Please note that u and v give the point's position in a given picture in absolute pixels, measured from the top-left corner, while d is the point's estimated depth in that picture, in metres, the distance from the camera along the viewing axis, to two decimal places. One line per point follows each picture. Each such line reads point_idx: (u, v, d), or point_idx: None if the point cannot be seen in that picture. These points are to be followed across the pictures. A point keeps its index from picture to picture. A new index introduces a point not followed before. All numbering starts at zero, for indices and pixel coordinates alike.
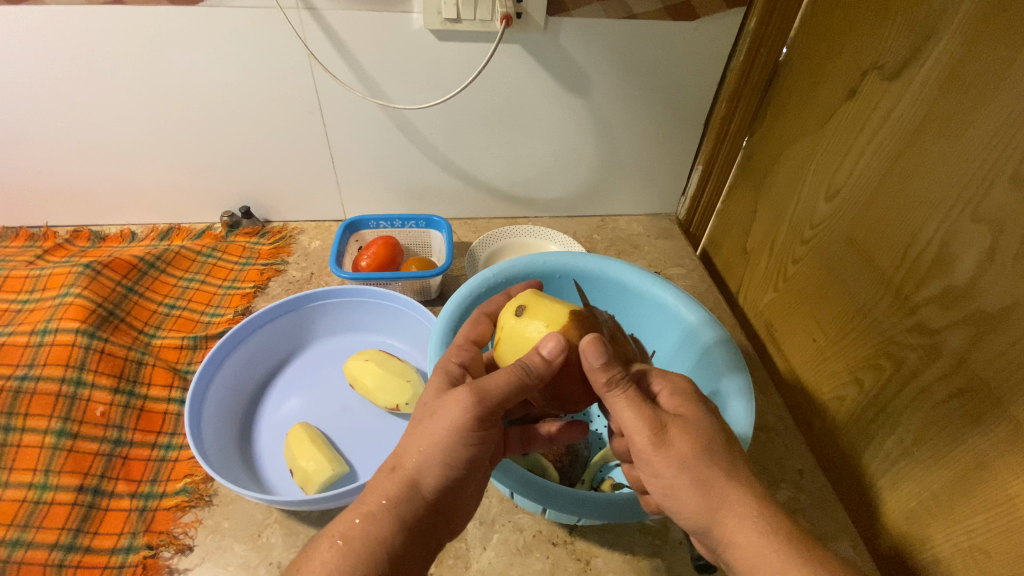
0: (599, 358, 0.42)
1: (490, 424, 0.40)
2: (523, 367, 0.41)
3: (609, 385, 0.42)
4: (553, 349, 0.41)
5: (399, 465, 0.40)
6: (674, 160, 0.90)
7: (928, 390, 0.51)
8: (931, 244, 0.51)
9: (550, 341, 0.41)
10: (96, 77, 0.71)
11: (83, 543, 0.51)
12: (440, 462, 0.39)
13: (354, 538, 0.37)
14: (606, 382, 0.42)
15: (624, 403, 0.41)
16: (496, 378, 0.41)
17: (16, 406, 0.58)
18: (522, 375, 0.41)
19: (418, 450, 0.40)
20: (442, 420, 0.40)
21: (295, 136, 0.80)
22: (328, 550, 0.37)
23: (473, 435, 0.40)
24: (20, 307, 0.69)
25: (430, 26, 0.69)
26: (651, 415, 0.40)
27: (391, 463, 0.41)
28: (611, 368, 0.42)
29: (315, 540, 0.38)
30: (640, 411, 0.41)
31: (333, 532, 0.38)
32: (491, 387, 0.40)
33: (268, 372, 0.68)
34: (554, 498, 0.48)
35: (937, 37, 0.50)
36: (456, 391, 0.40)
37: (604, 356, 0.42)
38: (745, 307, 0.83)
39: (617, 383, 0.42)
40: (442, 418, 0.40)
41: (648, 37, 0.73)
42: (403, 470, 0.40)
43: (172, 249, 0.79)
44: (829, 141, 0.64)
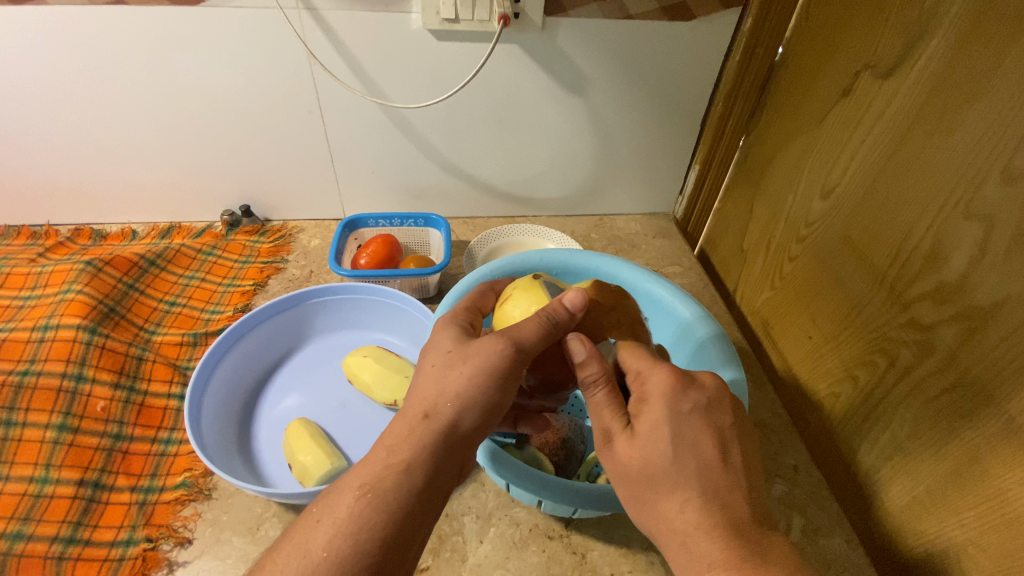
0: (580, 355, 0.44)
1: (518, 369, 0.42)
2: (548, 316, 0.43)
3: (585, 383, 0.44)
4: (576, 301, 0.44)
5: (432, 410, 0.40)
6: (672, 159, 0.91)
7: (922, 385, 0.52)
8: (923, 241, 0.51)
9: (574, 294, 0.44)
10: (98, 78, 0.72)
11: (83, 536, 0.52)
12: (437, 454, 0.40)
13: (381, 488, 0.37)
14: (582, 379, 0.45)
15: (602, 401, 0.43)
16: (527, 329, 0.42)
17: (17, 401, 0.59)
18: (549, 324, 0.43)
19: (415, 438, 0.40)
20: (441, 410, 0.40)
21: (296, 135, 0.80)
22: (351, 500, 0.37)
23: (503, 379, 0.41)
24: (22, 304, 0.70)
25: (429, 26, 0.69)
26: (612, 420, 0.42)
27: (421, 410, 0.40)
28: (587, 367, 0.44)
29: (336, 490, 0.38)
30: (608, 411, 0.42)
31: (357, 483, 0.38)
32: (525, 339, 0.42)
33: (267, 368, 0.68)
34: (548, 486, 0.49)
35: (929, 36, 0.50)
36: (459, 380, 0.41)
37: (581, 355, 0.44)
38: (742, 305, 0.84)
39: (594, 379, 0.43)
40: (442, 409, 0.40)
41: (644, 38, 0.74)
42: (436, 417, 0.40)
43: (173, 246, 0.80)
44: (823, 140, 0.65)
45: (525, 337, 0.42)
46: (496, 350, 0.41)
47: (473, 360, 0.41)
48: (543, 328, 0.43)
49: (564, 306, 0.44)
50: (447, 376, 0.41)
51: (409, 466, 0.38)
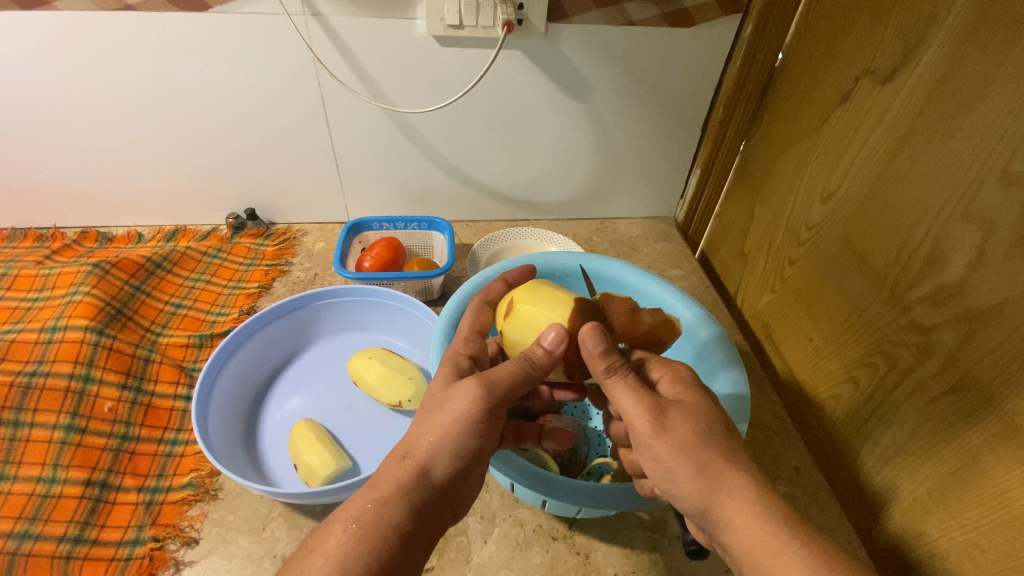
0: (599, 345, 0.43)
1: (496, 412, 0.42)
2: (527, 361, 0.44)
3: (608, 371, 0.43)
4: (554, 341, 0.44)
5: (410, 452, 0.42)
6: (673, 164, 0.92)
7: (923, 387, 0.52)
8: (923, 243, 0.52)
9: (551, 334, 0.44)
10: (106, 82, 0.73)
11: (91, 536, 0.52)
12: (429, 462, 0.41)
13: (366, 522, 0.38)
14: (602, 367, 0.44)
15: (626, 388, 0.43)
16: (503, 371, 0.43)
17: (25, 402, 0.59)
18: (525, 367, 0.44)
19: (414, 446, 0.42)
20: (432, 422, 0.42)
21: (301, 139, 0.81)
22: (339, 534, 0.38)
23: (480, 426, 0.42)
24: (30, 306, 0.70)
25: (433, 32, 0.70)
26: (654, 398, 0.42)
27: (401, 451, 0.42)
28: (610, 355, 0.43)
29: (327, 524, 0.39)
30: (643, 395, 0.42)
31: (345, 517, 0.39)
32: (499, 380, 0.42)
33: (273, 370, 0.69)
34: (553, 488, 0.49)
35: (927, 42, 0.51)
36: (452, 393, 0.42)
37: (603, 343, 0.44)
38: (743, 308, 0.84)
39: (615, 370, 0.43)
40: (432, 420, 0.42)
41: (646, 44, 0.75)
42: (413, 459, 0.41)
43: (179, 249, 0.80)
44: (824, 144, 0.65)
45: (506, 379, 0.43)
46: (468, 396, 0.41)
47: (448, 407, 0.41)
48: (520, 370, 0.43)
49: (543, 347, 0.44)
50: (427, 421, 0.42)
51: (390, 501, 0.40)
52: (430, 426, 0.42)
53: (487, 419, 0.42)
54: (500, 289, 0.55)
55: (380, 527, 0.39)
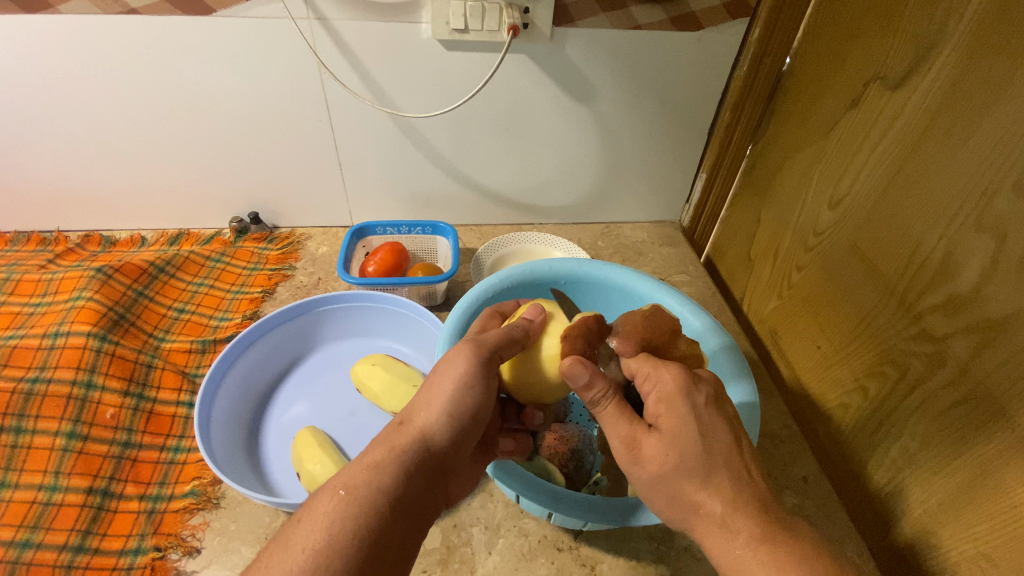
0: (582, 378, 0.44)
1: (487, 374, 0.46)
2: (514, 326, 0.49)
3: (593, 402, 0.44)
4: (533, 311, 0.51)
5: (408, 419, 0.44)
6: (679, 168, 0.91)
7: (934, 398, 0.51)
8: (935, 252, 0.51)
9: (531, 307, 0.52)
10: (110, 85, 0.72)
11: (92, 545, 0.52)
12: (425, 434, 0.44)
13: (357, 487, 0.39)
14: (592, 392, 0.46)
15: (612, 414, 0.43)
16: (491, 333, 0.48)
17: (26, 408, 0.59)
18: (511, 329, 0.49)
19: (412, 414, 0.45)
20: (429, 390, 0.45)
21: (306, 143, 0.81)
22: (329, 500, 0.38)
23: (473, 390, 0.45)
24: (32, 311, 0.70)
25: (438, 36, 0.70)
26: (634, 428, 0.42)
27: (398, 419, 0.45)
28: (594, 387, 0.44)
29: (316, 493, 0.39)
30: (624, 422, 0.43)
31: (335, 484, 0.39)
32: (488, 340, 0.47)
33: (275, 376, 0.68)
34: (562, 501, 0.48)
35: (938, 49, 0.50)
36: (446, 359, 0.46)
37: (585, 377, 0.44)
38: (749, 314, 0.83)
39: (603, 396, 0.43)
40: (429, 389, 0.45)
41: (652, 47, 0.75)
42: (411, 424, 0.44)
43: (182, 253, 0.80)
44: (832, 149, 0.65)
45: (497, 338, 0.47)
46: (464, 359, 0.45)
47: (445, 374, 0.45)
48: (506, 331, 0.48)
49: (527, 318, 0.51)
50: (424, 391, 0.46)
51: (382, 465, 0.41)
52: (427, 394, 0.45)
53: (484, 376, 0.46)
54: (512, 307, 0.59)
55: (370, 491, 0.39)
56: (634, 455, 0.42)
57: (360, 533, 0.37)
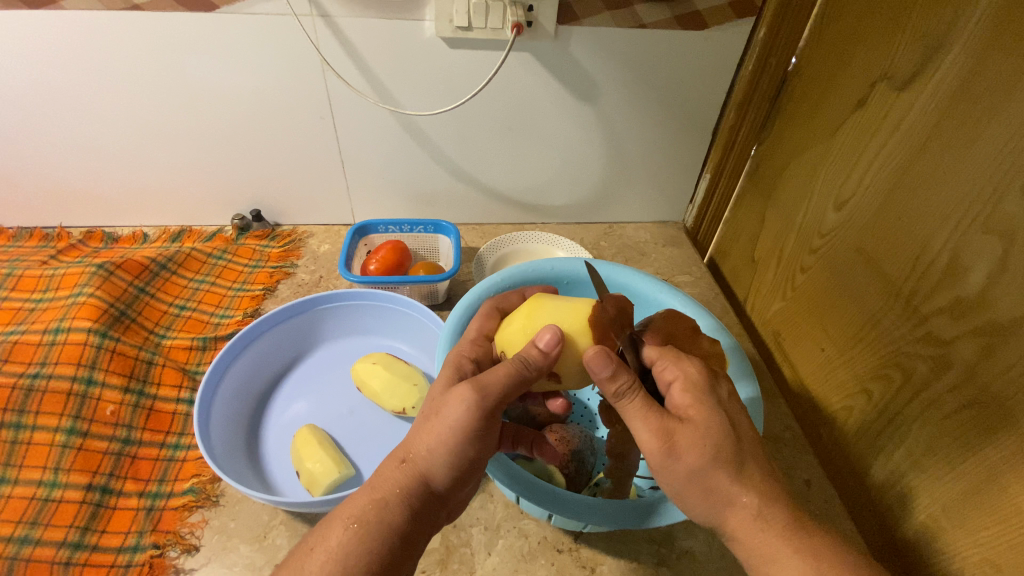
0: (606, 369, 0.42)
1: (491, 419, 0.41)
2: (522, 361, 0.43)
3: (617, 394, 0.42)
4: (548, 341, 0.44)
5: (409, 457, 0.41)
6: (683, 168, 0.90)
7: (939, 402, 0.51)
8: (941, 255, 0.50)
9: (545, 334, 0.44)
10: (113, 82, 0.72)
11: (90, 542, 0.51)
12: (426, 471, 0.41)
13: (368, 521, 0.39)
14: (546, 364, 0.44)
15: (638, 409, 0.41)
16: (497, 372, 0.42)
17: (27, 404, 0.59)
18: (520, 367, 0.43)
19: (412, 451, 0.41)
20: (428, 428, 0.41)
21: (308, 141, 0.81)
22: (341, 531, 0.39)
23: (475, 436, 0.41)
24: (34, 307, 0.70)
25: (441, 34, 0.69)
26: (664, 421, 0.40)
27: (400, 455, 0.42)
28: (618, 379, 0.42)
29: (328, 521, 0.40)
30: (652, 417, 0.41)
31: (346, 516, 0.40)
32: (492, 384, 0.41)
33: (276, 374, 0.68)
34: (570, 509, 0.48)
35: (945, 49, 0.50)
36: (447, 399, 0.41)
37: (609, 367, 0.42)
38: (753, 315, 0.83)
39: (628, 389, 0.42)
40: (429, 427, 0.41)
41: (657, 46, 0.74)
42: (411, 463, 0.41)
43: (184, 250, 0.80)
44: (838, 150, 0.64)
45: (502, 380, 0.42)
46: (462, 404, 0.40)
47: (444, 413, 0.41)
48: (513, 371, 0.42)
49: (538, 347, 0.44)
50: (422, 426, 0.42)
51: (390, 503, 0.40)
52: (427, 433, 0.41)
53: (486, 424, 0.41)
54: (514, 301, 0.56)
55: (381, 526, 0.39)
56: (671, 449, 0.40)
57: (368, 562, 0.38)
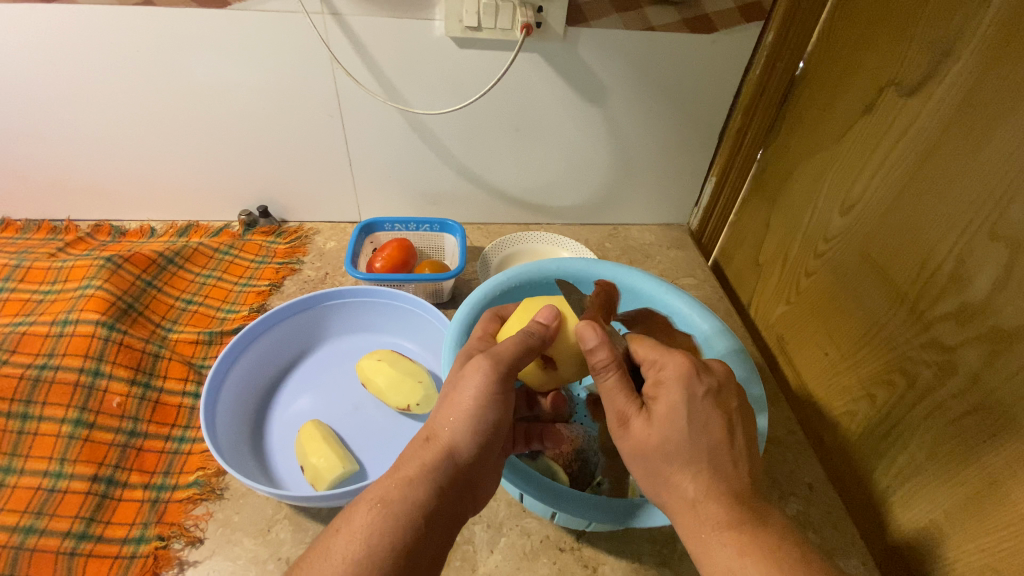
0: (589, 342, 0.46)
1: (506, 385, 0.45)
2: (527, 333, 0.48)
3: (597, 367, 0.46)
4: (547, 315, 0.50)
5: (433, 433, 0.44)
6: (689, 171, 0.91)
7: (943, 407, 0.51)
8: (947, 260, 0.50)
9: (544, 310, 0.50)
10: (124, 77, 0.73)
11: (95, 533, 0.52)
12: (451, 447, 0.43)
13: (393, 499, 0.39)
14: (551, 336, 0.49)
15: (613, 386, 0.45)
16: (506, 343, 0.47)
17: (34, 395, 0.59)
18: (527, 336, 0.47)
19: (435, 427, 0.44)
20: (449, 404, 0.44)
21: (316, 138, 0.81)
22: (366, 511, 0.38)
23: (494, 403, 0.44)
24: (42, 299, 0.70)
25: (451, 33, 0.70)
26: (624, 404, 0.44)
27: (424, 434, 0.44)
28: (599, 353, 0.45)
29: (354, 505, 0.39)
30: (619, 397, 0.44)
31: (371, 497, 0.39)
32: (503, 351, 0.46)
33: (281, 369, 0.68)
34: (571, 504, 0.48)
35: (955, 55, 0.50)
36: (464, 374, 0.45)
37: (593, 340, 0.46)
38: (756, 319, 0.83)
39: (604, 366, 0.45)
40: (449, 403, 0.45)
41: (665, 49, 0.74)
42: (436, 439, 0.43)
43: (191, 244, 0.80)
44: (844, 155, 0.64)
45: (512, 347, 0.46)
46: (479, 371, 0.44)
47: (464, 386, 0.44)
48: (521, 340, 0.47)
49: (539, 321, 0.49)
50: (443, 405, 0.45)
51: (415, 480, 0.40)
52: (448, 409, 0.44)
53: (503, 388, 0.45)
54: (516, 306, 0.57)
55: (408, 503, 0.39)
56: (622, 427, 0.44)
57: (396, 540, 0.37)
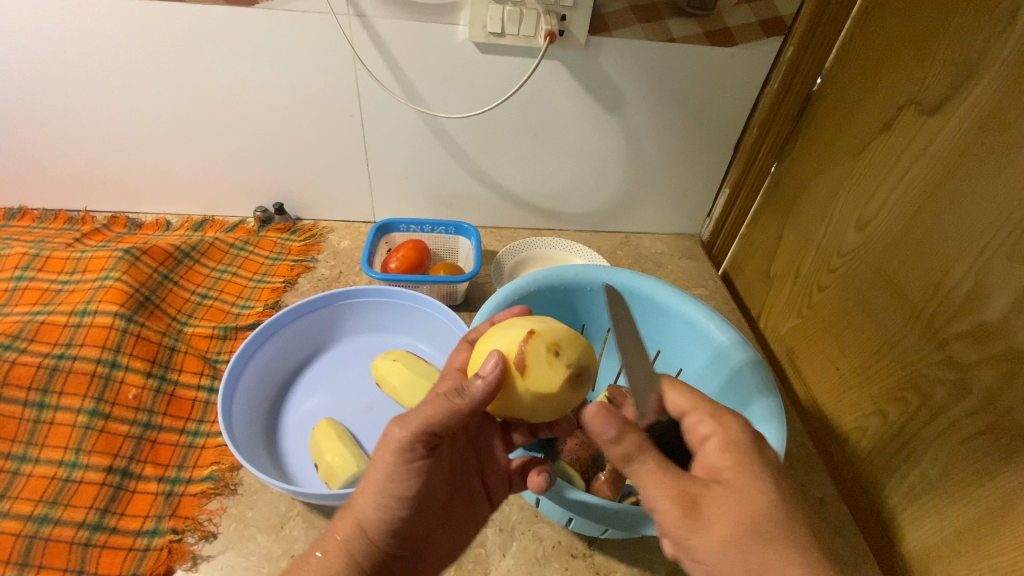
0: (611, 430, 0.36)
1: (431, 452, 0.41)
2: (457, 391, 0.40)
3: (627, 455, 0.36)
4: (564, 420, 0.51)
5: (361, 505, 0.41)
6: (703, 182, 0.91)
7: (957, 425, 0.51)
8: (964, 279, 0.51)
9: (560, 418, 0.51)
10: (149, 72, 0.74)
11: (109, 524, 0.52)
12: (376, 521, 0.41)
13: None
14: (480, 396, 0.40)
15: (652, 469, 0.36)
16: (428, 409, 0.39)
17: (51, 384, 0.59)
18: (455, 402, 0.39)
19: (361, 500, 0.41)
20: (374, 476, 0.41)
21: (334, 137, 0.81)
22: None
23: (418, 476, 0.41)
24: (61, 288, 0.70)
25: (474, 39, 0.71)
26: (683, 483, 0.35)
27: (354, 509, 0.41)
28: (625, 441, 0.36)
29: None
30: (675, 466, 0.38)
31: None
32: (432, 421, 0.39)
33: (295, 367, 0.68)
34: (564, 497, 0.48)
35: (977, 77, 0.51)
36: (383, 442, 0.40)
37: (614, 429, 0.36)
38: (766, 332, 0.83)
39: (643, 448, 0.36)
40: (373, 474, 0.41)
41: (685, 60, 0.75)
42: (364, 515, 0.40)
43: (207, 239, 0.80)
44: (861, 172, 0.65)
45: (437, 413, 0.39)
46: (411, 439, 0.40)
47: (385, 458, 0.40)
48: (446, 407, 0.39)
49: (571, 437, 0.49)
50: (370, 474, 0.41)
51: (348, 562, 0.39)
52: (374, 478, 0.41)
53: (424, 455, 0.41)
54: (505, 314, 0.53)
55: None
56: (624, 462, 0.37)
57: None
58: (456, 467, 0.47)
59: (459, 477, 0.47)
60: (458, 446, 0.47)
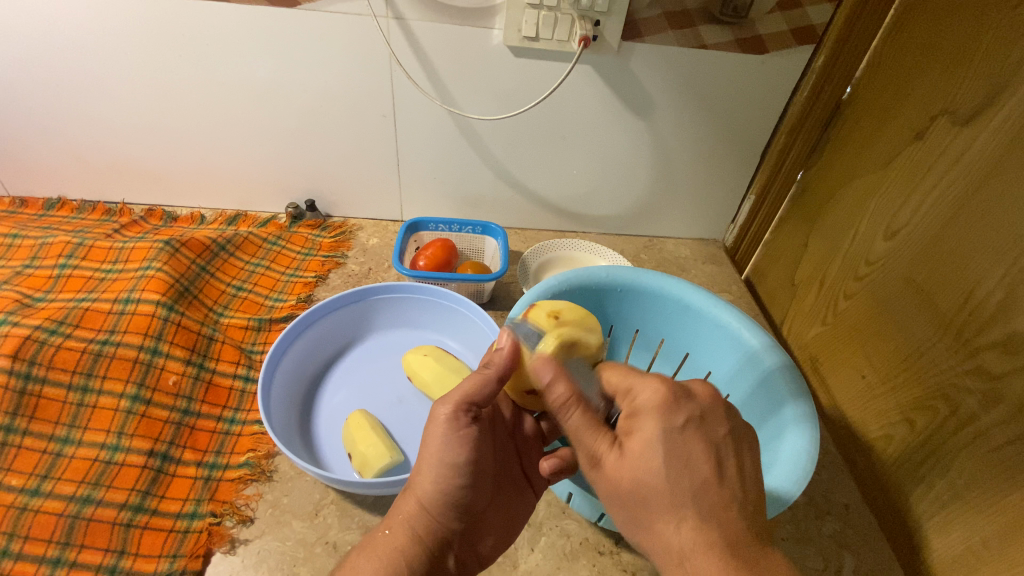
0: (546, 376, 0.43)
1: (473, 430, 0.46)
2: (487, 361, 0.47)
3: (561, 404, 0.42)
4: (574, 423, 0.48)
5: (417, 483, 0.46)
6: (728, 187, 0.92)
7: (987, 435, 0.51)
8: (996, 290, 0.51)
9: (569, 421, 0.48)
10: (193, 70, 0.76)
11: (150, 506, 0.54)
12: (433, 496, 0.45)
13: (392, 544, 0.44)
14: (504, 363, 0.46)
15: (579, 423, 0.41)
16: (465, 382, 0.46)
17: (95, 368, 0.61)
18: (486, 372, 0.46)
19: (416, 478, 0.46)
20: (427, 459, 0.46)
21: (367, 137, 0.83)
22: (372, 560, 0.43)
23: (466, 452, 0.45)
24: (104, 277, 0.72)
25: (509, 42, 0.72)
26: (595, 441, 0.40)
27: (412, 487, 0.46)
28: (555, 389, 0.42)
29: (358, 552, 0.44)
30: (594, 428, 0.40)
31: (373, 548, 0.44)
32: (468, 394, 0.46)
33: (328, 359, 0.70)
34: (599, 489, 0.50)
35: (1011, 88, 0.51)
36: (430, 426, 0.46)
37: (546, 377, 0.43)
38: (790, 339, 0.83)
39: (565, 402, 0.42)
40: (427, 457, 0.46)
41: (715, 66, 0.76)
42: (420, 490, 0.45)
43: (242, 233, 0.82)
44: (891, 181, 0.65)
45: (472, 386, 0.46)
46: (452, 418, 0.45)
47: (433, 440, 0.46)
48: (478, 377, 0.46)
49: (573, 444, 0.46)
50: (424, 456, 0.46)
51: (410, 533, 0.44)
52: (426, 460, 0.46)
53: (469, 432, 0.46)
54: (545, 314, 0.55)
55: (404, 550, 0.44)
56: (596, 470, 0.40)
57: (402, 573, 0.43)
58: (502, 451, 0.51)
59: (506, 463, 0.51)
60: (499, 432, 0.52)
